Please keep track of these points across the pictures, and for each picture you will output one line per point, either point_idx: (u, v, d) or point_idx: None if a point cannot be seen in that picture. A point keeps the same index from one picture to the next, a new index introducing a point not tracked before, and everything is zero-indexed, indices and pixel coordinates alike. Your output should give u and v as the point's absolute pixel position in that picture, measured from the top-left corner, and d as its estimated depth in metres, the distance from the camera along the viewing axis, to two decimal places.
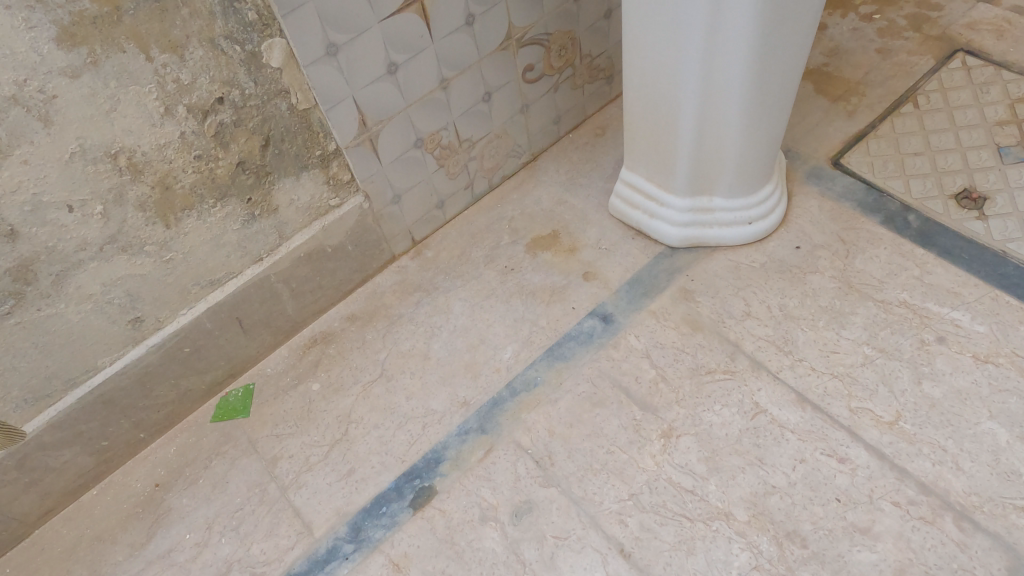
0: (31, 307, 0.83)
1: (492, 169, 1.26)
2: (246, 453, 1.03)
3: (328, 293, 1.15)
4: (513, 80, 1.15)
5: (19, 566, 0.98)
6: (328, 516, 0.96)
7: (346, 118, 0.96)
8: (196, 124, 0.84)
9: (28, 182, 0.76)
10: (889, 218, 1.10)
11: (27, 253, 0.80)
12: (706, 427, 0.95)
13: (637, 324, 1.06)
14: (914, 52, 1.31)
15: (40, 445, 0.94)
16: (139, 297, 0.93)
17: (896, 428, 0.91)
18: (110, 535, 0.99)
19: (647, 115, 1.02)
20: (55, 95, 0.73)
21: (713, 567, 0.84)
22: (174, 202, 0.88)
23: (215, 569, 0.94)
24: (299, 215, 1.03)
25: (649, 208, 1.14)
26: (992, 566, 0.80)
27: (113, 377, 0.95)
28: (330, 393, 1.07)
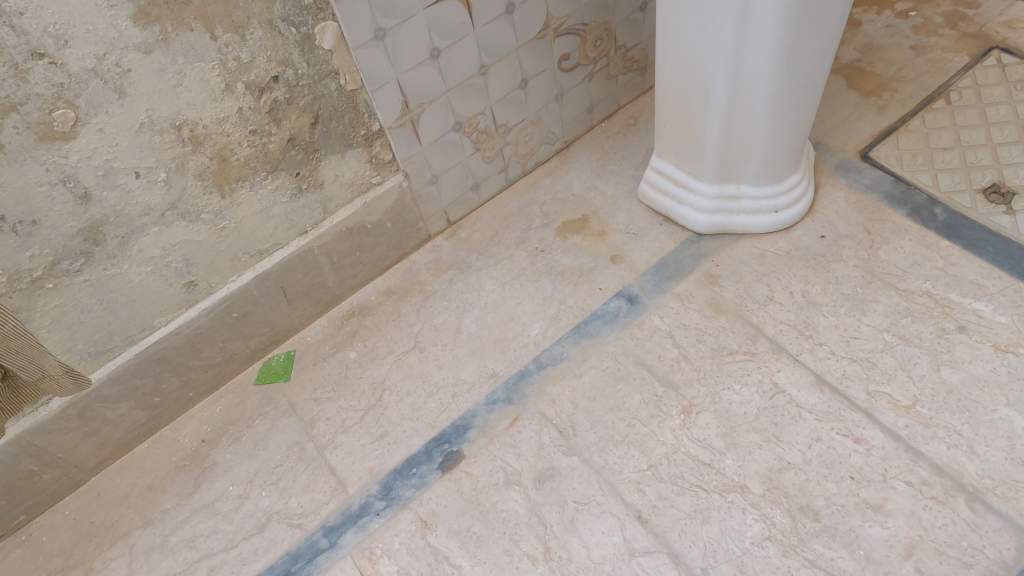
0: (99, 265, 0.90)
1: (526, 155, 1.30)
2: (286, 415, 1.10)
3: (367, 268, 1.21)
4: (549, 68, 1.19)
5: (76, 509, 1.06)
6: (362, 475, 1.01)
7: (390, 100, 1.02)
8: (253, 100, 0.91)
9: (101, 149, 0.82)
10: (915, 210, 1.12)
11: (98, 214, 0.86)
12: (725, 405, 0.98)
13: (662, 306, 1.10)
14: (949, 49, 1.32)
15: (100, 397, 1.01)
16: (195, 262, 0.99)
17: (912, 412, 0.93)
18: (160, 485, 1.06)
19: (677, 103, 1.06)
20: (129, 69, 0.79)
21: (727, 536, 0.88)
22: (230, 173, 0.95)
23: (256, 519, 1.00)
24: (343, 191, 1.09)
25: (677, 194, 1.17)
26: (1002, 546, 0.82)
27: (167, 337, 1.03)
28: (367, 362, 1.13)
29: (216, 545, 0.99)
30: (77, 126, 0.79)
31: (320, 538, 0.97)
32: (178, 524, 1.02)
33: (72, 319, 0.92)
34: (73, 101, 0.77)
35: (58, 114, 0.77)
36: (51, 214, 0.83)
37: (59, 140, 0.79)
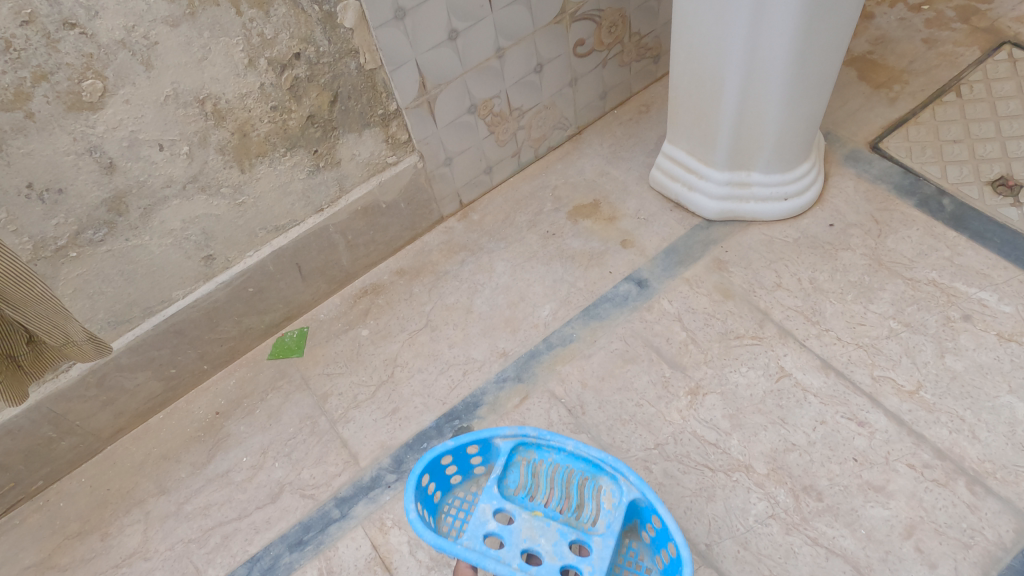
0: (121, 236, 0.92)
1: (539, 139, 1.32)
2: (299, 388, 1.12)
3: (380, 248, 1.23)
4: (564, 53, 1.21)
5: (93, 477, 1.08)
6: (373, 449, 1.03)
7: (408, 81, 1.04)
8: (275, 76, 0.92)
9: (127, 121, 0.84)
10: (923, 201, 1.13)
11: (121, 185, 0.88)
12: (732, 387, 1.00)
13: (671, 290, 1.12)
14: (961, 43, 1.33)
15: (118, 366, 1.03)
16: (213, 236, 1.01)
17: (916, 397, 0.95)
18: (174, 455, 1.08)
19: (691, 89, 1.07)
20: (156, 42, 0.80)
21: (731, 513, 0.90)
22: (250, 148, 0.96)
23: (269, 489, 1.02)
24: (359, 169, 1.11)
25: (689, 180, 1.19)
26: (1001, 528, 0.84)
27: (184, 310, 1.04)
28: (378, 339, 1.15)
29: (230, 513, 1.01)
30: (105, 97, 0.81)
31: (332, 508, 0.99)
32: (193, 493, 1.04)
33: (93, 289, 0.94)
34: (102, 72, 0.79)
35: (87, 85, 0.79)
36: (77, 183, 0.84)
37: (87, 110, 0.80)
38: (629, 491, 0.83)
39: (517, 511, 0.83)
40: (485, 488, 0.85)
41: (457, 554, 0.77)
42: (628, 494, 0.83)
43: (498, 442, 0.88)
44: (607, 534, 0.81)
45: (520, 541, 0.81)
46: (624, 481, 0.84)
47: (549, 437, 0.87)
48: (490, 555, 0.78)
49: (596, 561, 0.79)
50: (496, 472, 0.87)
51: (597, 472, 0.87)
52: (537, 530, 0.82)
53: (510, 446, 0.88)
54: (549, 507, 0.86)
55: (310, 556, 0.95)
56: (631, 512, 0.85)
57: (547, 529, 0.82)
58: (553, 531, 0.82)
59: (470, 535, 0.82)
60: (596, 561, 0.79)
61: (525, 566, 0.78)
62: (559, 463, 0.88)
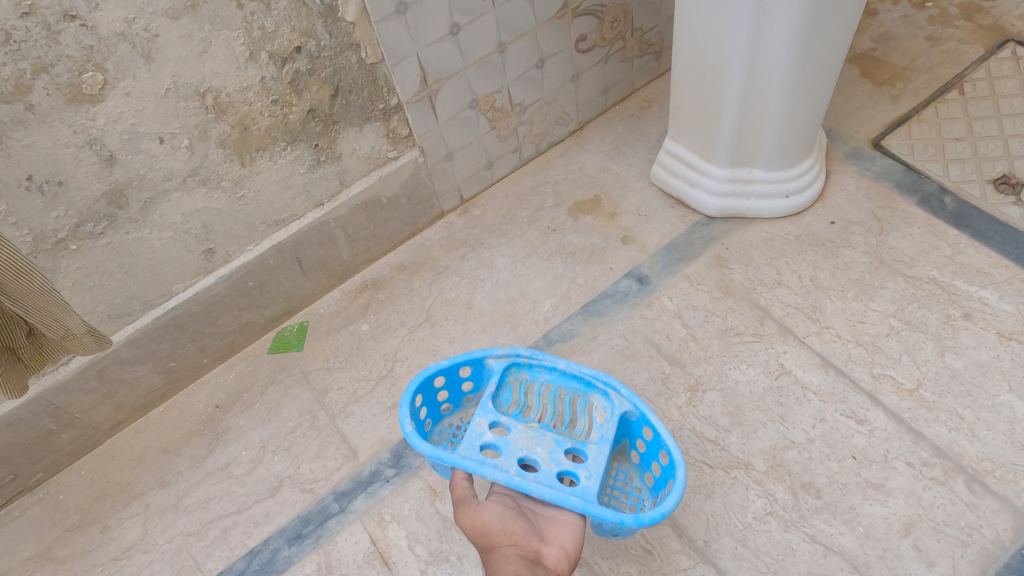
0: (122, 229, 0.92)
1: (540, 135, 1.31)
2: (299, 383, 1.12)
3: (380, 242, 1.22)
4: (566, 49, 1.20)
5: (92, 470, 1.08)
6: (372, 444, 1.03)
7: (409, 75, 1.03)
8: (276, 70, 0.92)
9: (128, 114, 0.83)
10: (925, 199, 1.13)
11: (122, 178, 0.88)
12: (731, 383, 1.00)
13: (671, 287, 1.11)
14: (965, 41, 1.32)
15: (118, 359, 1.03)
16: (214, 229, 1.01)
17: (916, 395, 0.95)
18: (174, 448, 1.08)
19: (693, 85, 1.06)
20: (157, 35, 0.80)
21: (729, 510, 0.90)
22: (251, 142, 0.96)
23: (268, 483, 1.02)
24: (360, 164, 1.10)
25: (690, 177, 1.19)
26: (999, 526, 0.84)
27: (185, 303, 1.05)
28: (378, 334, 1.15)
29: (229, 507, 1.01)
30: (105, 90, 0.80)
31: (331, 502, 0.99)
32: (192, 486, 1.04)
33: (93, 282, 0.94)
34: (102, 64, 0.78)
35: (87, 77, 0.78)
36: (77, 176, 0.84)
37: (87, 102, 0.80)
38: (621, 404, 0.90)
39: (513, 423, 0.89)
40: (481, 404, 0.91)
41: (457, 461, 0.82)
42: (620, 407, 0.90)
43: (491, 362, 0.95)
44: (600, 443, 0.88)
45: (518, 449, 0.87)
46: (615, 396, 0.91)
47: (540, 357, 0.95)
48: (489, 462, 0.84)
49: (591, 465, 0.86)
50: (490, 389, 0.93)
51: (588, 390, 0.94)
52: (534, 440, 0.88)
53: (503, 366, 0.95)
54: (543, 421, 0.92)
55: (309, 550, 0.96)
56: (622, 426, 0.92)
57: (543, 439, 0.88)
58: (548, 441, 0.88)
59: (467, 445, 0.87)
60: (591, 466, 0.86)
61: (523, 471, 0.85)
62: (550, 383, 0.95)
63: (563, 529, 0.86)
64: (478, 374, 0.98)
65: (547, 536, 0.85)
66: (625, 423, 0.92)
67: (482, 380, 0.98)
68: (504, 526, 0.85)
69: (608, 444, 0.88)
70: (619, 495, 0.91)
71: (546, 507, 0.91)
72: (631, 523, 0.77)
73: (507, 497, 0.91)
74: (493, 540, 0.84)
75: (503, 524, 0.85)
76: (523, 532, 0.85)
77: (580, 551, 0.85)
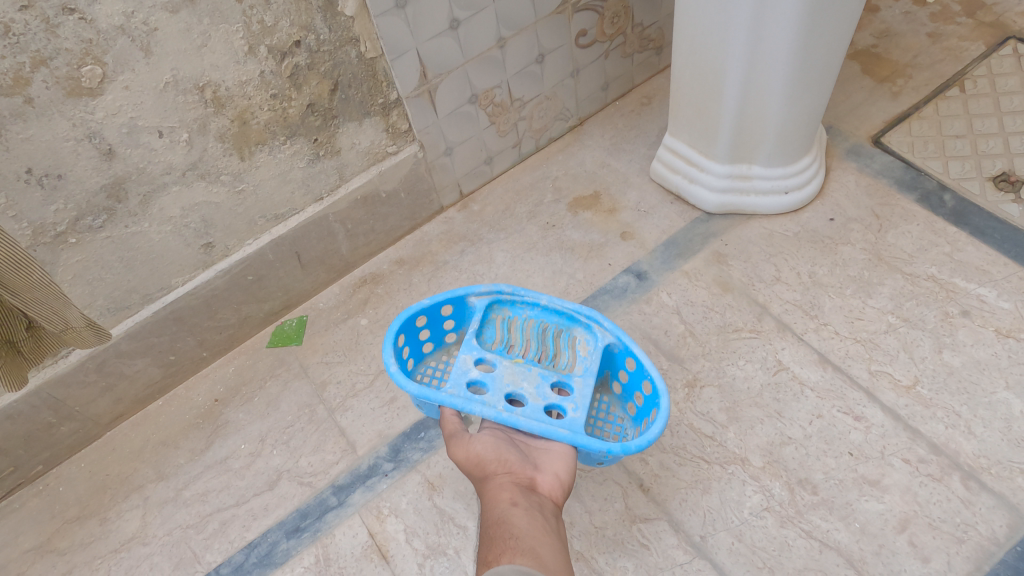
0: (121, 223, 0.92)
1: (540, 130, 1.31)
2: (298, 376, 1.12)
3: (380, 237, 1.23)
4: (566, 44, 1.20)
5: (92, 462, 1.09)
6: (371, 438, 1.04)
7: (409, 70, 1.03)
8: (275, 64, 0.92)
9: (127, 107, 0.84)
10: (924, 196, 1.13)
11: (121, 171, 0.88)
12: (729, 379, 1.00)
13: (670, 283, 1.12)
14: (966, 38, 1.32)
15: (117, 352, 1.03)
16: (213, 223, 1.01)
17: (913, 392, 0.95)
18: (173, 441, 1.09)
19: (693, 82, 1.06)
20: (156, 28, 0.80)
21: (726, 505, 0.90)
22: (250, 136, 0.96)
23: (267, 476, 1.03)
24: (359, 158, 1.11)
25: (689, 173, 1.18)
26: (995, 523, 0.84)
27: (184, 297, 1.05)
28: (377, 329, 1.15)
29: (228, 500, 1.02)
30: (104, 83, 0.80)
31: (330, 496, 0.99)
32: (191, 479, 1.04)
33: (92, 275, 0.94)
34: (101, 58, 0.78)
35: (86, 70, 0.78)
36: (76, 169, 0.84)
37: (86, 96, 0.80)
38: (604, 337, 0.93)
39: (498, 359, 0.91)
40: (465, 342, 0.93)
41: (444, 398, 0.84)
42: (603, 340, 0.93)
43: (473, 300, 0.98)
44: (584, 375, 0.91)
45: (504, 385, 0.90)
46: (597, 329, 0.94)
47: (523, 294, 0.97)
48: (476, 397, 0.87)
49: (577, 398, 0.89)
50: (474, 326, 0.95)
51: (571, 325, 0.96)
52: (519, 376, 0.91)
53: (486, 303, 0.97)
54: (528, 356, 0.95)
55: (307, 543, 0.96)
56: (605, 357, 0.95)
57: (529, 374, 0.91)
58: (534, 376, 0.91)
59: (454, 382, 0.89)
60: (577, 398, 0.89)
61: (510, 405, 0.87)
62: (532, 318, 0.98)
63: (555, 458, 0.87)
64: (462, 312, 1.00)
65: (540, 465, 0.86)
66: (608, 355, 0.96)
67: (466, 318, 1.00)
68: (498, 455, 0.85)
69: (592, 376, 0.91)
70: (603, 424, 0.94)
71: (538, 437, 0.91)
72: (617, 452, 0.81)
73: (498, 429, 0.91)
74: (488, 469, 0.84)
75: (497, 453, 0.86)
76: (517, 460, 0.85)
77: (573, 478, 0.86)
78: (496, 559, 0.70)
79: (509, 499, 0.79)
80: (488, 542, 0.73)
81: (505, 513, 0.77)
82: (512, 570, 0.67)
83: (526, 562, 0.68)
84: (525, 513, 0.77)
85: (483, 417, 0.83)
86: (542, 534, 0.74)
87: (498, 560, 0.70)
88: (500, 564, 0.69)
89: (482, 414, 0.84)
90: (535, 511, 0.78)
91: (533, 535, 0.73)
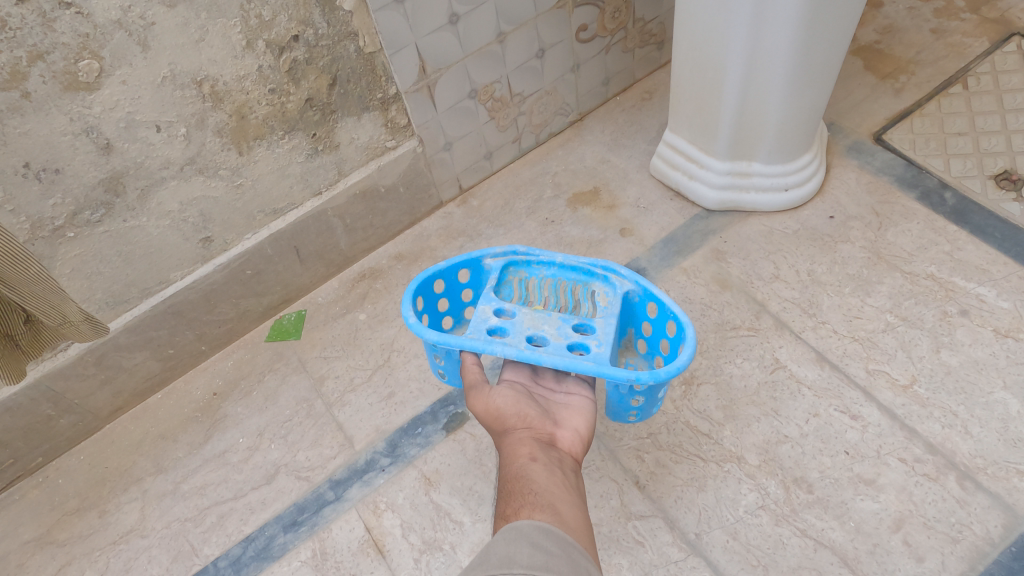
0: (119, 217, 0.92)
1: (540, 125, 1.31)
2: (296, 371, 1.12)
3: (379, 232, 1.23)
4: (567, 39, 1.19)
5: (91, 455, 1.09)
6: (368, 433, 1.04)
7: (408, 64, 1.03)
8: (273, 58, 0.91)
9: (124, 102, 0.83)
10: (925, 194, 1.13)
11: (118, 166, 0.88)
12: (726, 377, 1.00)
13: (669, 280, 1.11)
14: (970, 34, 1.31)
15: (116, 346, 1.04)
16: (211, 218, 1.01)
17: (910, 391, 0.95)
18: (172, 435, 1.09)
19: (694, 78, 1.06)
20: (153, 22, 0.80)
21: (721, 503, 0.90)
22: (248, 131, 0.96)
23: (264, 470, 1.03)
24: (358, 153, 1.10)
25: (689, 169, 1.18)
26: (990, 523, 0.84)
27: (182, 291, 1.05)
28: (376, 323, 1.15)
29: (227, 493, 1.02)
30: (101, 78, 0.80)
31: (327, 491, 1.00)
32: (189, 472, 1.05)
33: (91, 269, 0.95)
34: (98, 52, 0.78)
35: (83, 65, 0.78)
36: (74, 163, 0.84)
37: (84, 90, 0.80)
38: (622, 284, 0.91)
39: (518, 306, 0.89)
40: (483, 295, 0.91)
41: (463, 341, 0.82)
42: (622, 287, 0.91)
43: (488, 262, 0.96)
44: (606, 317, 0.89)
45: (524, 329, 0.87)
46: (615, 278, 0.92)
47: (538, 253, 0.95)
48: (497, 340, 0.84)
49: (601, 335, 0.86)
50: (491, 282, 0.93)
51: (589, 279, 0.94)
52: (540, 320, 0.88)
53: (501, 264, 0.95)
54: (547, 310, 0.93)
55: (304, 537, 0.96)
56: (626, 308, 0.93)
57: (549, 319, 0.88)
58: (554, 320, 0.88)
59: (473, 330, 0.87)
60: (601, 336, 0.86)
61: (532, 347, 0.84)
62: (550, 278, 0.96)
63: (575, 415, 0.85)
64: (478, 277, 0.98)
65: (560, 421, 0.83)
66: (629, 306, 0.93)
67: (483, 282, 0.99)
68: (518, 411, 0.82)
69: (614, 318, 0.88)
70: None
71: (558, 394, 0.90)
72: (647, 379, 0.77)
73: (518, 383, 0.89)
74: (507, 425, 0.81)
75: (516, 409, 0.82)
76: (537, 416, 0.82)
77: (593, 435, 0.84)
78: (515, 513, 0.65)
79: (529, 453, 0.75)
80: (506, 497, 0.68)
81: (525, 468, 0.72)
82: (531, 527, 0.61)
83: (545, 517, 0.63)
84: (545, 468, 0.73)
85: (505, 356, 0.80)
86: (563, 490, 0.69)
87: (515, 515, 0.64)
88: (517, 519, 0.63)
89: (503, 353, 0.81)
90: (555, 467, 0.74)
91: (552, 491, 0.68)
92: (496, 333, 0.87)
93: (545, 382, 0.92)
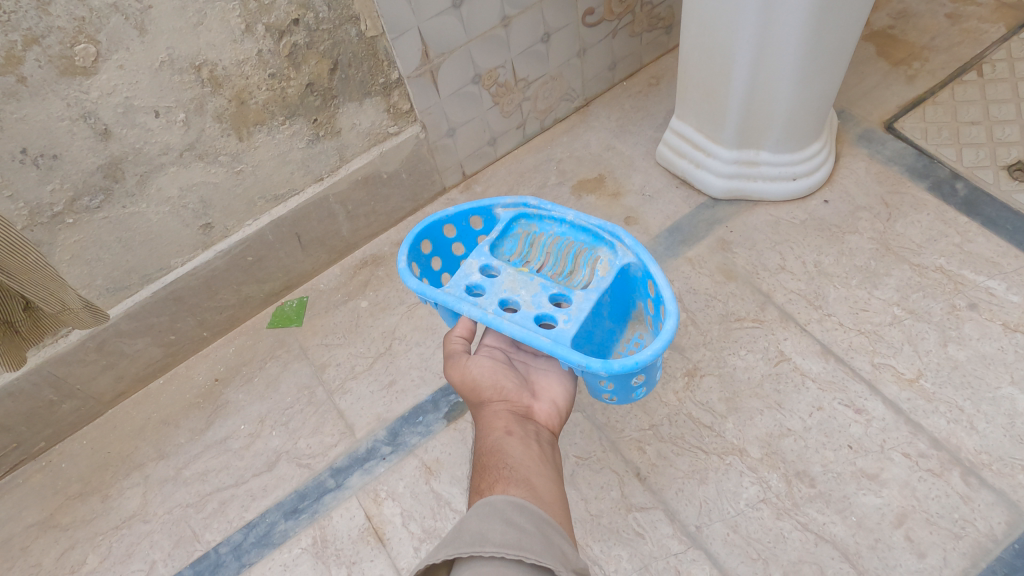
0: (118, 203, 0.92)
1: (545, 111, 1.29)
2: (297, 358, 1.12)
3: (381, 218, 1.22)
4: (573, 23, 1.17)
5: (93, 440, 1.10)
6: (369, 421, 1.04)
7: (411, 50, 1.01)
8: (273, 43, 0.90)
9: (122, 86, 0.82)
10: (936, 184, 1.11)
11: (117, 152, 0.87)
12: (729, 369, 0.99)
13: (673, 270, 1.10)
14: (986, 19, 1.28)
15: (117, 332, 1.04)
16: (211, 204, 1.01)
17: (916, 386, 0.94)
18: (174, 420, 1.09)
19: (701, 63, 1.03)
20: (150, 6, 0.78)
21: (723, 496, 0.90)
22: (249, 116, 0.95)
23: (266, 457, 1.03)
24: (360, 139, 1.09)
25: (695, 157, 1.16)
26: (993, 519, 0.83)
27: (183, 277, 1.04)
28: (377, 311, 1.14)
29: (228, 479, 1.02)
30: (98, 62, 0.79)
31: (328, 478, 1.00)
32: (191, 458, 1.05)
33: (91, 256, 0.94)
34: (94, 36, 0.77)
35: (80, 49, 0.77)
36: (72, 149, 0.83)
37: (80, 75, 0.79)
38: (624, 256, 0.85)
39: (503, 265, 0.86)
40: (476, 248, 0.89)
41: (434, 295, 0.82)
42: (623, 259, 0.85)
43: (498, 212, 0.93)
44: (591, 291, 0.83)
45: (501, 291, 0.84)
46: (620, 248, 0.85)
47: (550, 208, 0.90)
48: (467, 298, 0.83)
49: (574, 311, 0.81)
50: (493, 234, 0.91)
51: (597, 244, 0.88)
52: (519, 284, 0.84)
53: (511, 216, 0.91)
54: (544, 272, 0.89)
55: (305, 524, 0.97)
56: (629, 281, 0.87)
57: (529, 283, 0.84)
58: (535, 285, 0.84)
59: (452, 283, 0.85)
60: (573, 311, 0.81)
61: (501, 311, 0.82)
62: (558, 236, 0.91)
63: (553, 384, 0.84)
64: (491, 226, 0.95)
65: (536, 394, 0.82)
66: (630, 279, 0.87)
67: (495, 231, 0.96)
68: (495, 382, 0.79)
69: (597, 293, 0.82)
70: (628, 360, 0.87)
71: (538, 358, 0.88)
72: (597, 368, 0.73)
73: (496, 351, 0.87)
74: (483, 396, 0.78)
75: (494, 379, 0.79)
76: (515, 389, 0.79)
77: (569, 409, 0.83)
78: (489, 488, 0.62)
79: (504, 427, 0.72)
80: (481, 470, 0.65)
81: (499, 441, 0.70)
82: (505, 503, 0.58)
83: (519, 491, 0.60)
84: (520, 442, 0.70)
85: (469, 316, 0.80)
86: (538, 464, 0.67)
87: (489, 490, 0.61)
88: (491, 493, 0.60)
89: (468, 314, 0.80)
90: (531, 440, 0.71)
91: (528, 465, 0.66)
92: (474, 290, 0.85)
93: (526, 348, 0.90)
